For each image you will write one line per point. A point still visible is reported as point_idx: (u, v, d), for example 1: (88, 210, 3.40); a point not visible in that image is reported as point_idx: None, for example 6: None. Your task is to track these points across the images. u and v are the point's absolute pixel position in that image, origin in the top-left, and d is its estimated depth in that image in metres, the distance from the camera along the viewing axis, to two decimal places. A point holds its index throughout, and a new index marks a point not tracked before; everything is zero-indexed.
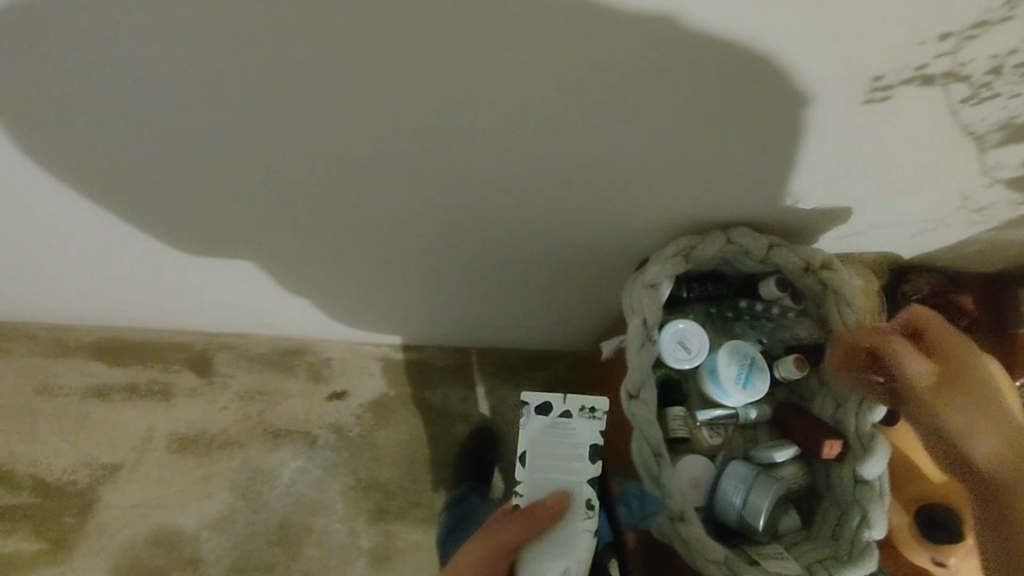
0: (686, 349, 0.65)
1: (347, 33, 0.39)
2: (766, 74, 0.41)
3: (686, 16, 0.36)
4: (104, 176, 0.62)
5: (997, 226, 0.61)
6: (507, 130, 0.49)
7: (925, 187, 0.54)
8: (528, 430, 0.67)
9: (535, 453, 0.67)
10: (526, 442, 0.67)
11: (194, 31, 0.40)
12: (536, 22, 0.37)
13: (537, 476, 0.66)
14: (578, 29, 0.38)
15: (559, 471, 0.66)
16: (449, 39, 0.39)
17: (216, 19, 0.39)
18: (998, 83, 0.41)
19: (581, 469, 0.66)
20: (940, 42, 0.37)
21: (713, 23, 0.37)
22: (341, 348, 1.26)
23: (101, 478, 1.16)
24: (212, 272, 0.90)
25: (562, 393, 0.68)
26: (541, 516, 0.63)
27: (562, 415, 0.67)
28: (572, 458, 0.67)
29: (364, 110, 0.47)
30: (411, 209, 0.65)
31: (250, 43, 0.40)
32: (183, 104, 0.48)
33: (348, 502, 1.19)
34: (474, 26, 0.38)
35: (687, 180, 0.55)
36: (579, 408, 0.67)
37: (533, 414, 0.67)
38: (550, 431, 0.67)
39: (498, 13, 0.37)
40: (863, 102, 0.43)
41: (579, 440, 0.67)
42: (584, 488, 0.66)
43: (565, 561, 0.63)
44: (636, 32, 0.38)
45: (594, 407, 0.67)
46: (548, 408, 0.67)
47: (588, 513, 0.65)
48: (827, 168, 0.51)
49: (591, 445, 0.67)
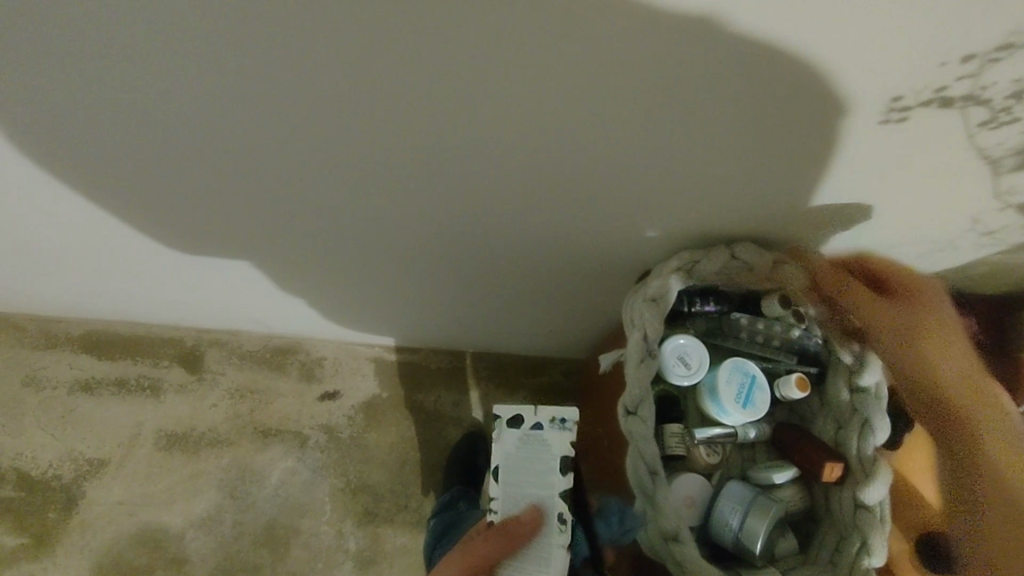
0: (686, 364, 0.64)
1: (340, 30, 0.38)
2: (779, 86, 0.40)
3: (702, 25, 0.35)
4: (93, 168, 0.60)
5: (1004, 249, 0.60)
6: (507, 132, 0.47)
7: (937, 208, 0.53)
8: (501, 444, 0.67)
9: (509, 467, 0.66)
10: (499, 456, 0.67)
11: (182, 22, 0.38)
12: (543, 26, 0.36)
13: (513, 493, 0.65)
14: (583, 32, 0.36)
15: (533, 486, 0.65)
16: (449, 39, 0.38)
17: (203, 11, 0.37)
18: (1018, 108, 0.40)
19: (554, 483, 0.65)
20: (962, 64, 0.36)
21: (726, 31, 0.35)
22: (334, 348, 1.24)
23: (87, 473, 1.14)
24: (204, 268, 0.89)
25: (531, 406, 0.67)
26: (516, 534, 0.63)
27: (534, 427, 0.66)
28: (546, 471, 0.66)
29: (361, 109, 0.46)
30: (408, 210, 0.63)
31: (240, 36, 0.39)
32: (172, 98, 0.46)
33: (336, 504, 1.18)
34: (474, 26, 0.37)
35: (690, 189, 0.54)
36: (550, 420, 0.66)
37: (505, 428, 0.67)
38: (523, 444, 0.66)
39: (499, 14, 0.36)
40: (880, 122, 0.42)
41: (549, 452, 0.66)
42: (556, 505, 0.64)
43: None
44: (645, 38, 0.37)
45: (564, 418, 0.66)
46: (520, 421, 0.67)
47: (561, 529, 0.64)
48: (835, 184, 0.50)
49: (562, 457, 0.66)
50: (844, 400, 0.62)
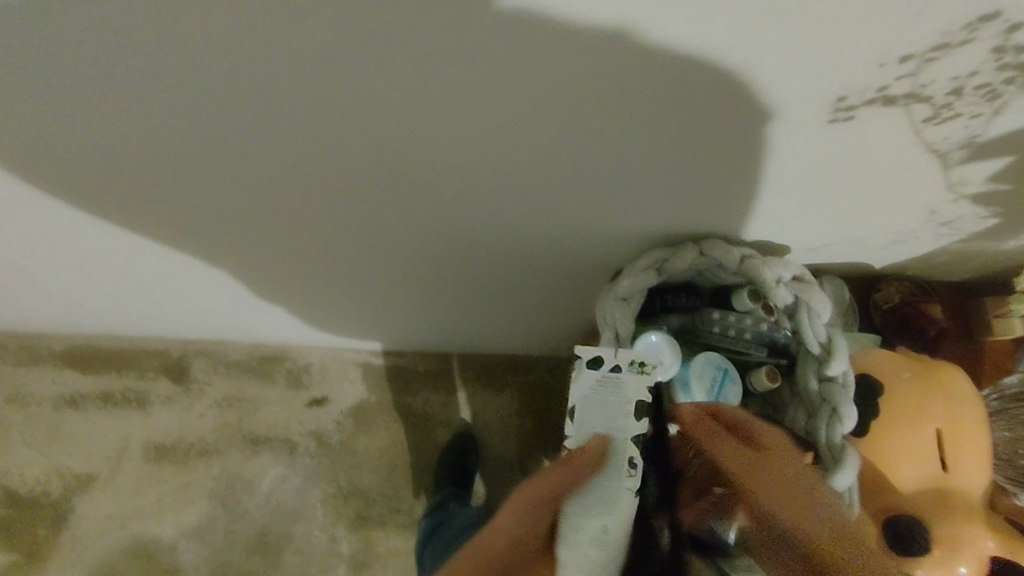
0: (659, 361, 0.66)
1: (295, 43, 0.38)
2: (731, 90, 0.40)
3: (651, 33, 0.36)
4: (65, 185, 0.60)
5: (965, 238, 0.61)
6: (470, 140, 0.48)
7: (894, 201, 0.54)
8: (579, 384, 0.64)
9: (585, 407, 0.63)
10: (576, 395, 0.64)
11: (137, 40, 0.39)
12: (492, 38, 0.37)
13: (582, 428, 0.63)
14: (531, 44, 0.37)
15: (603, 425, 0.63)
16: (401, 50, 0.38)
17: (154, 27, 0.37)
18: (959, 104, 0.41)
19: (625, 427, 0.62)
20: (901, 64, 0.37)
21: (670, 40, 0.36)
22: (320, 353, 1.24)
23: (76, 488, 1.15)
24: (185, 279, 0.89)
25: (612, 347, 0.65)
26: (583, 463, 0.59)
27: (612, 369, 0.64)
28: (619, 414, 0.63)
29: (324, 119, 0.46)
30: (382, 216, 0.64)
31: (195, 51, 0.39)
32: (135, 113, 0.47)
33: (328, 509, 1.18)
34: (425, 38, 0.37)
35: (655, 190, 0.55)
36: (629, 362, 0.64)
37: (584, 368, 0.64)
38: (601, 383, 0.63)
39: (446, 29, 0.36)
40: (828, 121, 0.43)
41: (625, 391, 0.63)
42: (628, 445, 0.61)
43: (605, 520, 0.57)
44: (592, 50, 0.37)
45: (644, 362, 0.64)
46: (600, 362, 0.64)
47: (630, 472, 0.60)
48: (792, 182, 0.51)
49: (639, 402, 0.63)
50: (813, 389, 0.63)
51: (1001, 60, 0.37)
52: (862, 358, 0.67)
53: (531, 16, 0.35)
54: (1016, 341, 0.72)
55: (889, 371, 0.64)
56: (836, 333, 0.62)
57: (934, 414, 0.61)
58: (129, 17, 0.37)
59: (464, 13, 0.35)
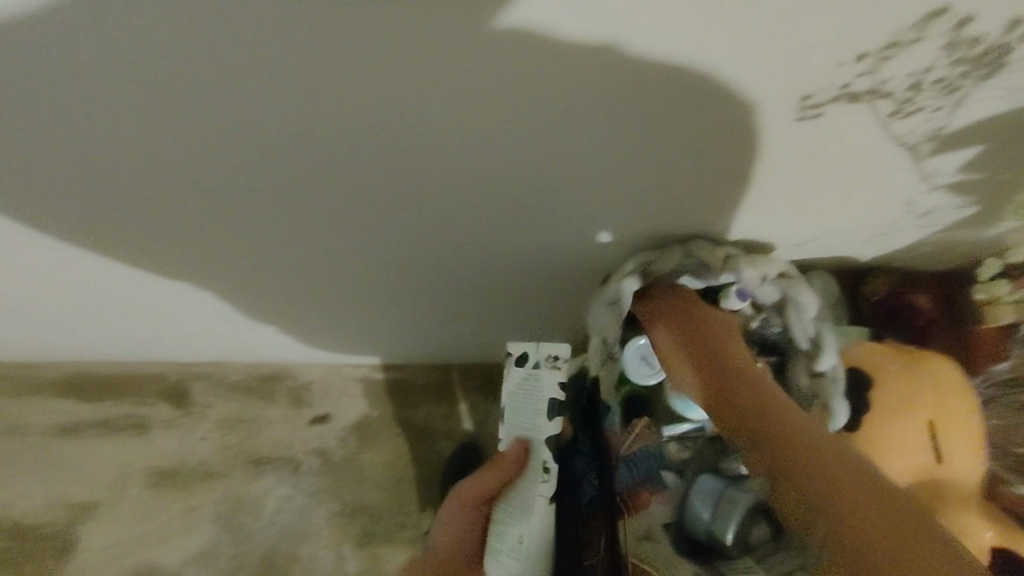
0: (649, 365, 0.70)
1: (259, 65, 0.39)
2: (696, 93, 0.41)
3: (606, 40, 0.36)
4: (51, 215, 0.61)
5: (945, 228, 0.62)
6: (446, 153, 0.49)
7: (870, 195, 0.54)
8: (509, 381, 0.74)
9: (513, 400, 0.75)
10: (508, 390, 0.75)
11: (105, 72, 0.39)
12: (453, 52, 0.37)
13: (511, 424, 0.75)
14: (489, 57, 0.38)
15: (525, 421, 0.73)
16: (363, 67, 0.39)
17: (119, 58, 0.38)
18: (920, 98, 0.42)
19: (540, 426, 0.71)
20: (858, 63, 0.38)
21: (627, 48, 0.37)
22: (320, 371, 1.24)
23: (78, 517, 1.14)
24: (180, 304, 0.89)
25: (535, 344, 0.71)
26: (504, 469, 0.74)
27: (533, 366, 0.71)
28: (535, 411, 0.72)
29: (299, 139, 0.47)
30: (369, 232, 0.64)
31: (163, 78, 0.40)
32: (113, 142, 0.48)
33: (334, 528, 1.18)
34: (386, 56, 0.38)
35: (633, 195, 0.56)
36: (545, 360, 0.71)
37: (512, 365, 0.73)
38: (525, 380, 0.72)
39: (406, 45, 0.37)
40: (796, 119, 0.44)
41: (542, 389, 0.71)
42: (541, 449, 0.71)
43: (522, 528, 0.70)
44: (551, 59, 0.38)
45: (557, 357, 0.70)
46: (524, 359, 0.72)
47: (545, 479, 0.70)
48: (767, 180, 0.52)
49: (549, 400, 0.71)
50: (804, 386, 0.66)
51: (955, 55, 0.38)
52: (852, 351, 0.69)
53: (487, 29, 0.36)
54: (1002, 327, 0.69)
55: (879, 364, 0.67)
56: (824, 328, 0.65)
57: (928, 406, 0.63)
58: (103, 51, 0.37)
59: (427, 32, 0.36)
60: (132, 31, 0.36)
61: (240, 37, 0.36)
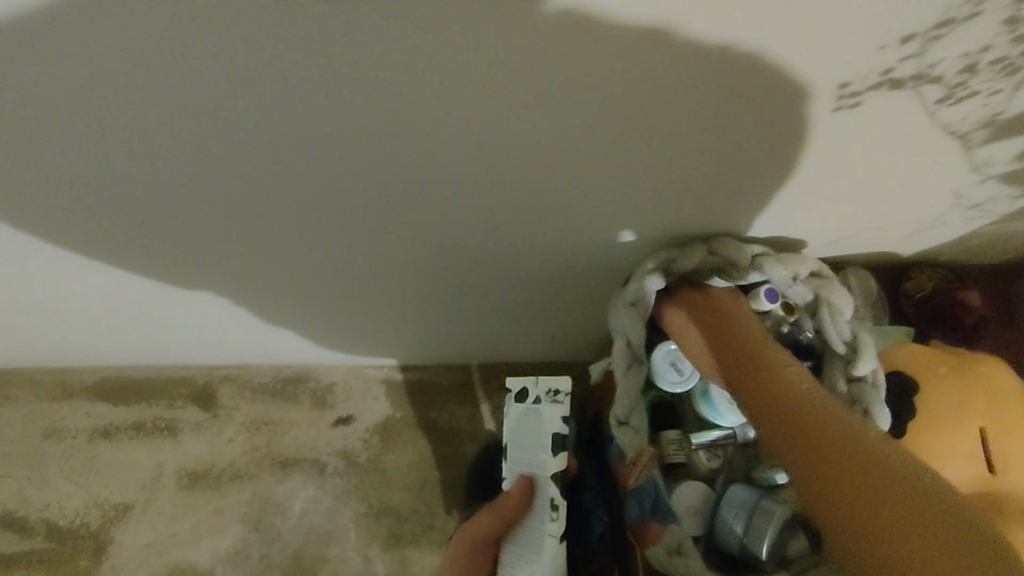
0: (678, 371, 0.68)
1: (258, 58, 0.37)
2: (722, 77, 0.38)
3: (622, 17, 0.34)
4: (69, 223, 0.61)
5: (997, 219, 0.57)
6: (459, 149, 0.46)
7: (914, 188, 0.51)
8: (511, 420, 0.78)
9: (516, 439, 0.78)
10: (510, 430, 0.79)
11: (102, 70, 0.38)
12: (459, 36, 0.35)
13: (517, 465, 0.77)
14: (497, 38, 0.35)
15: (529, 457, 0.76)
16: (365, 56, 0.37)
17: (115, 54, 0.37)
18: (974, 81, 0.38)
19: (545, 463, 0.74)
20: (904, 44, 0.35)
21: (645, 24, 0.34)
22: (343, 372, 1.24)
23: (114, 519, 1.16)
24: (201, 309, 0.89)
25: (533, 381, 0.76)
26: (508, 505, 0.76)
27: (534, 401, 0.75)
28: (539, 446, 0.75)
29: (304, 139, 0.45)
30: (384, 233, 0.62)
31: (161, 76, 0.39)
32: (121, 148, 0.47)
33: (360, 530, 1.18)
34: (388, 43, 0.36)
35: (657, 190, 0.53)
36: (546, 394, 0.74)
37: (514, 403, 0.77)
38: (526, 416, 0.76)
39: (409, 29, 0.35)
40: (833, 110, 0.40)
41: (543, 424, 0.74)
42: (547, 488, 0.73)
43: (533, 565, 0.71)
44: (564, 40, 0.35)
45: (557, 391, 0.74)
46: (526, 396, 0.76)
47: (552, 517, 0.71)
48: (804, 173, 0.49)
49: (553, 433, 0.74)
50: (843, 392, 0.61)
51: (1016, 31, 0.34)
52: (893, 355, 0.66)
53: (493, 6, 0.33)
54: None
55: (925, 367, 0.64)
56: (862, 330, 0.61)
57: (980, 412, 0.61)
58: (101, 46, 0.36)
59: (434, 12, 0.34)
60: (128, 24, 0.35)
61: (235, 26, 0.35)
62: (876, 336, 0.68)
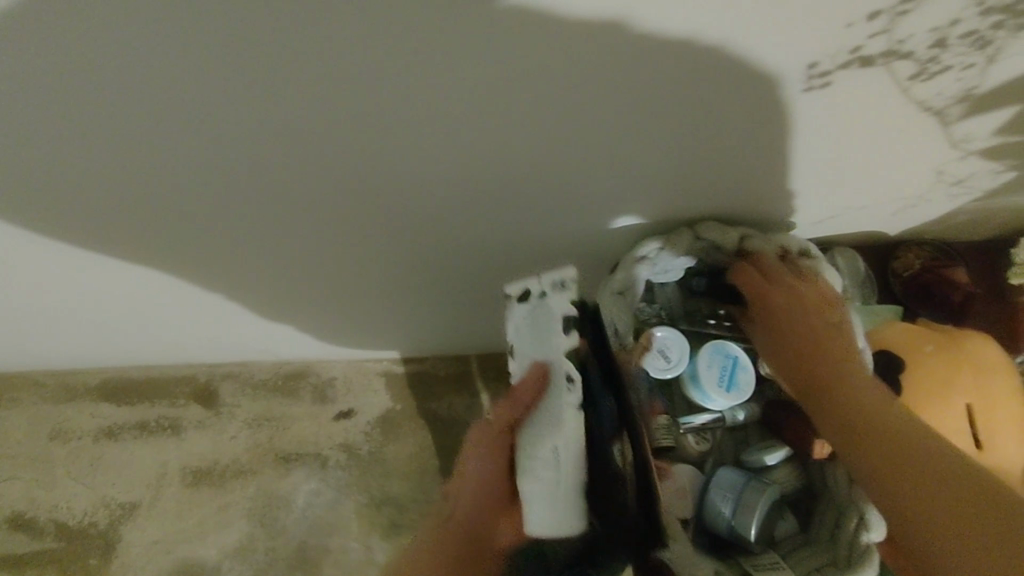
0: (665, 357, 0.66)
1: (225, 65, 0.37)
2: (691, 64, 0.38)
3: (583, 11, 0.33)
4: (58, 228, 0.61)
5: (982, 194, 0.57)
6: (435, 144, 0.46)
7: (894, 166, 0.50)
8: (515, 323, 0.61)
9: (524, 340, 0.60)
10: (515, 334, 0.61)
11: (69, 83, 0.38)
12: (423, 36, 0.35)
13: (522, 361, 0.60)
14: (460, 35, 0.35)
15: (539, 349, 0.58)
16: (331, 58, 0.37)
17: (79, 67, 0.37)
18: (946, 56, 0.37)
19: (555, 343, 0.56)
20: (871, 21, 0.34)
21: (608, 16, 0.34)
22: (343, 367, 1.24)
23: (121, 517, 1.18)
24: (197, 308, 0.89)
25: (536, 275, 0.59)
26: (525, 398, 0.58)
27: (539, 296, 0.58)
28: (548, 333, 0.57)
29: (279, 139, 0.45)
30: (371, 228, 0.63)
31: (129, 87, 0.39)
32: (100, 155, 0.47)
33: (362, 520, 1.19)
34: (353, 45, 0.36)
35: (639, 177, 0.53)
36: (551, 284, 0.57)
37: (515, 306, 0.60)
38: (532, 315, 0.59)
39: (373, 31, 0.35)
40: (804, 90, 0.40)
41: (552, 316, 0.57)
42: (561, 362, 0.55)
43: (554, 441, 0.55)
44: (529, 34, 0.35)
45: (563, 278, 0.57)
46: (527, 295, 0.59)
47: (569, 387, 0.55)
48: (783, 154, 0.48)
49: (562, 316, 0.56)
50: None
51: (984, 4, 0.33)
52: (879, 332, 0.67)
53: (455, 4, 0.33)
54: None
55: (911, 345, 0.64)
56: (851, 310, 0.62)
57: (966, 390, 0.62)
58: (71, 62, 0.36)
59: (395, 14, 0.33)
60: (94, 39, 0.34)
61: (197, 35, 0.34)
62: (864, 315, 0.68)
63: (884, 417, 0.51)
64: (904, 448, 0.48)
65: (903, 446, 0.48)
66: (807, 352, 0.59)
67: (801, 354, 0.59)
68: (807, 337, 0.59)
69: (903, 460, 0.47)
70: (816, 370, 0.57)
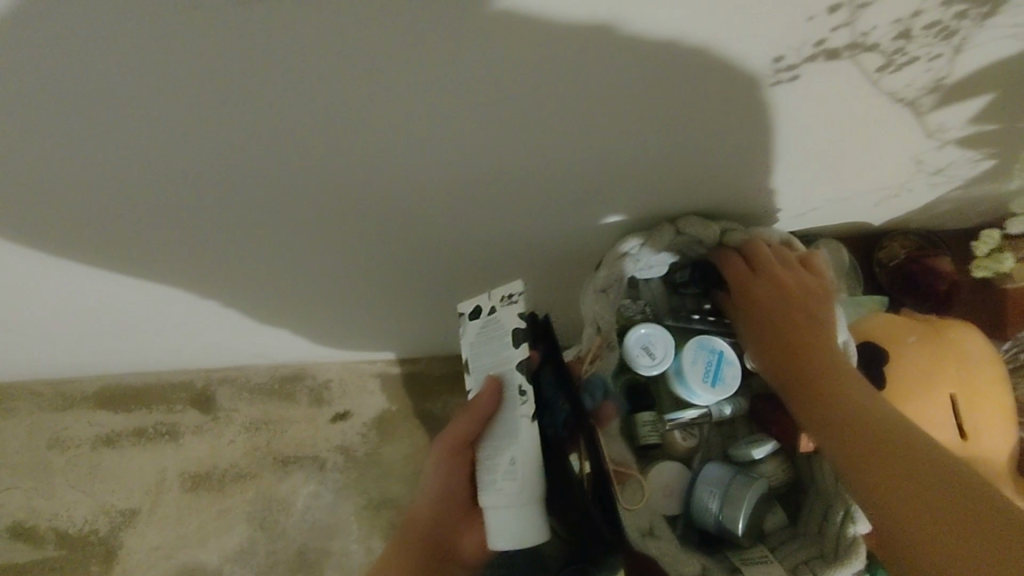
0: (650, 354, 0.66)
1: (185, 78, 0.37)
2: (656, 62, 0.37)
3: (538, 14, 0.33)
4: (40, 240, 0.61)
5: (962, 183, 0.57)
6: (407, 148, 0.46)
7: (871, 156, 0.50)
8: (468, 339, 0.62)
9: (477, 355, 0.61)
10: (468, 350, 0.62)
11: (31, 99, 0.38)
12: (382, 43, 0.35)
13: (477, 376, 0.60)
14: (419, 41, 0.35)
15: (493, 363, 0.59)
16: (291, 69, 0.36)
17: (41, 84, 0.37)
18: (912, 47, 0.37)
19: (510, 356, 0.57)
20: (832, 14, 0.34)
21: (563, 20, 0.34)
22: (338, 369, 1.24)
23: (121, 524, 1.18)
24: (188, 315, 0.89)
25: (486, 292, 0.60)
26: (481, 411, 0.58)
27: (490, 312, 0.59)
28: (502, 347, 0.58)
29: (249, 148, 0.45)
30: (354, 232, 0.62)
31: (93, 102, 0.39)
32: (73, 168, 0.47)
33: (362, 522, 1.19)
34: (311, 54, 0.35)
35: (619, 176, 0.52)
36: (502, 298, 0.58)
37: (468, 322, 0.61)
38: (485, 331, 0.60)
39: (330, 41, 0.34)
40: (772, 84, 0.40)
41: (504, 330, 0.58)
42: (513, 374, 0.57)
43: (511, 452, 0.56)
44: (487, 38, 0.35)
45: (512, 292, 0.57)
46: (478, 310, 0.60)
47: (522, 399, 0.56)
48: (758, 148, 0.48)
49: (514, 330, 0.57)
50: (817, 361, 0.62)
51: None
52: (867, 323, 0.66)
53: (409, 11, 0.33)
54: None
55: (896, 336, 0.64)
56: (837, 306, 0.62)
57: (952, 379, 0.62)
58: (27, 79, 0.36)
59: (350, 24, 0.33)
60: (51, 58, 0.34)
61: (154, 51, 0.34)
62: (851, 307, 0.68)
63: (865, 411, 0.51)
64: (886, 441, 0.48)
65: (886, 438, 0.48)
66: (793, 344, 0.58)
67: (789, 347, 0.58)
68: (794, 329, 0.59)
69: (885, 455, 0.47)
70: (800, 361, 0.57)
